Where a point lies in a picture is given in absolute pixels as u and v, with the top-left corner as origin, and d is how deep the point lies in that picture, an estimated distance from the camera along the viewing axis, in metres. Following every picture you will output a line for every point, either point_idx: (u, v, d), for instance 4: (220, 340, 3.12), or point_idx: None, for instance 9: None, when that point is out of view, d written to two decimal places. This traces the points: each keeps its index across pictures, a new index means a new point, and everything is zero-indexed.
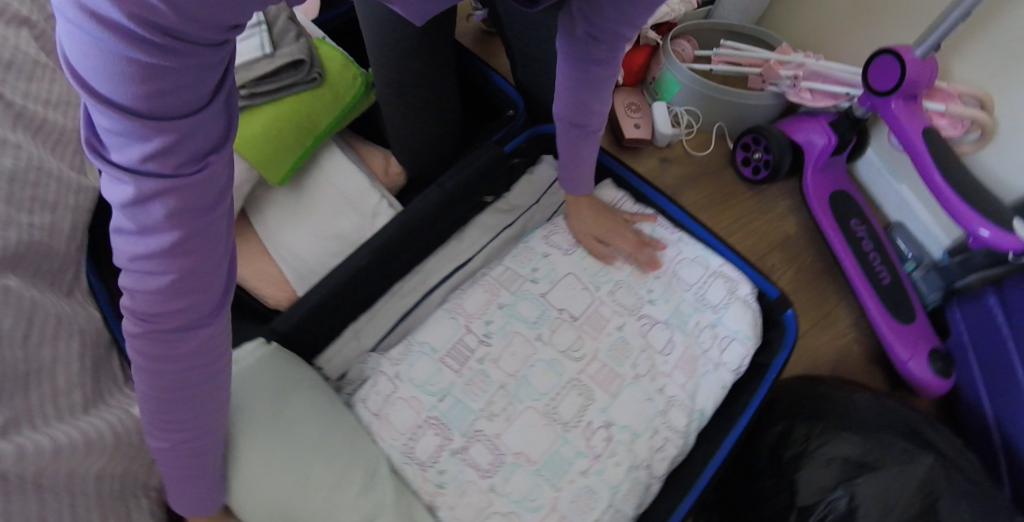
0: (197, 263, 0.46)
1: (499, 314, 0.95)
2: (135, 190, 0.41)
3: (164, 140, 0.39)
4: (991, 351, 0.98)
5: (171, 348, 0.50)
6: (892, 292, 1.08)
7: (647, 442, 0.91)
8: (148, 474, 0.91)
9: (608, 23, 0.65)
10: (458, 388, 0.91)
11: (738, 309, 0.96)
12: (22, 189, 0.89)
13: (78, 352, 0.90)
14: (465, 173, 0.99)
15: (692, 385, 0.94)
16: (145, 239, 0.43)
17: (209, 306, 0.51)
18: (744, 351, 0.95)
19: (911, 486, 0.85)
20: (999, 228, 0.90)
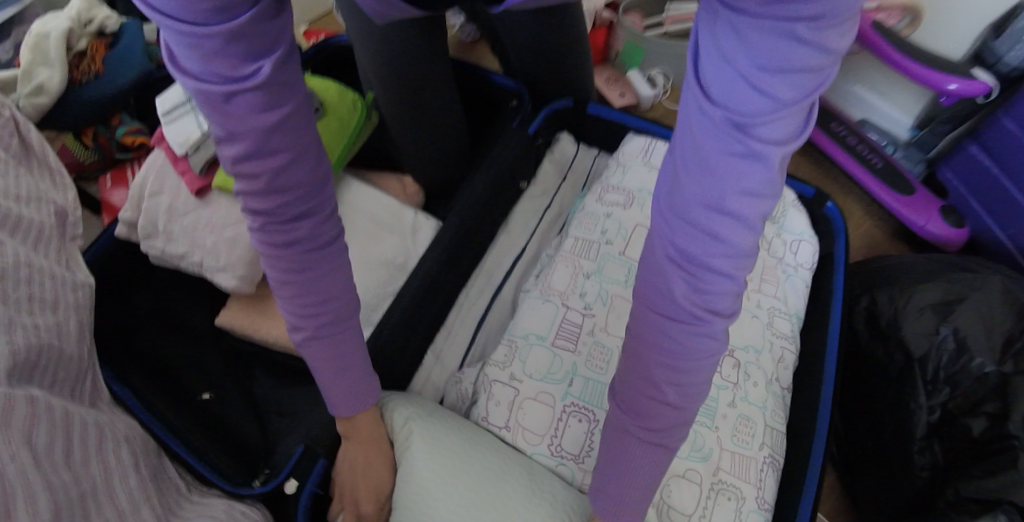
0: (294, 160, 0.53)
1: (589, 282, 0.91)
2: (229, 115, 0.48)
3: (226, 59, 0.45)
4: (986, 186, 1.10)
5: (295, 261, 0.58)
6: (891, 172, 1.17)
7: (770, 355, 0.89)
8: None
9: (696, 247, 0.42)
10: (582, 366, 0.84)
11: (794, 213, 1.01)
12: (18, 288, 0.75)
13: (132, 460, 0.73)
14: (503, 161, 0.98)
15: (781, 290, 0.95)
16: (245, 151, 0.50)
17: (323, 218, 0.58)
18: (814, 248, 0.98)
19: (1001, 305, 0.88)
20: (964, 79, 1.01)
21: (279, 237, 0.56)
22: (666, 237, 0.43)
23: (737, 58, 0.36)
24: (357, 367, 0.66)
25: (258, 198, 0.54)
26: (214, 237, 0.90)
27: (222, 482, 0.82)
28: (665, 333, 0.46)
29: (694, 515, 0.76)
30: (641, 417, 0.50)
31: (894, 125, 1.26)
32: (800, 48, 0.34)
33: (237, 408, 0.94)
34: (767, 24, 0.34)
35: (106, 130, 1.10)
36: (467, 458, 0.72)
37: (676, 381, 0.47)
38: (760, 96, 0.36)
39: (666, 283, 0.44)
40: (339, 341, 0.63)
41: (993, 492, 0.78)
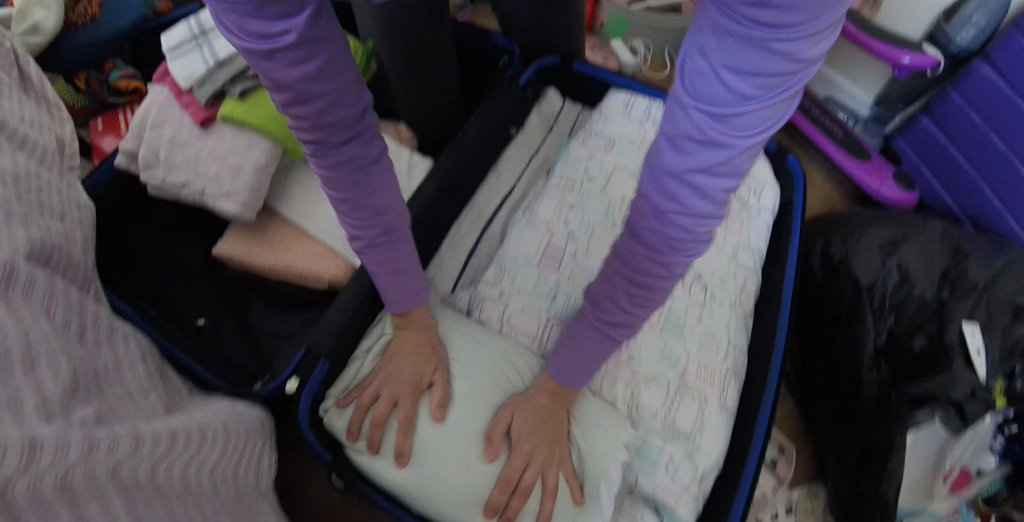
0: (337, 98, 0.56)
1: (572, 214, 0.98)
2: (272, 71, 0.51)
3: (261, 18, 0.47)
4: (934, 153, 1.21)
5: (352, 183, 0.63)
6: (848, 140, 1.27)
7: (735, 283, 0.97)
8: (257, 474, 0.77)
9: (658, 203, 0.48)
10: (565, 284, 0.91)
11: (758, 162, 1.10)
12: (29, 193, 0.78)
13: (140, 356, 0.77)
14: (495, 109, 1.05)
15: (745, 229, 1.04)
16: (292, 100, 0.54)
17: (365, 141, 0.61)
18: (775, 194, 1.08)
19: (938, 243, 1.00)
20: (916, 54, 1.13)
21: (333, 166, 0.61)
22: (645, 187, 0.49)
23: (715, 51, 0.38)
24: (410, 260, 0.73)
25: (310, 135, 0.58)
26: (217, 166, 0.95)
27: (226, 387, 0.85)
28: (625, 261, 0.54)
29: (661, 413, 0.84)
30: (599, 320, 0.61)
31: (854, 103, 1.37)
32: (768, 53, 0.36)
33: (232, 334, 0.96)
34: (743, 24, 0.36)
35: (99, 74, 1.13)
36: (484, 345, 0.82)
37: (627, 298, 0.57)
38: (728, 91, 0.39)
39: (641, 226, 0.51)
40: (396, 249, 0.71)
41: (931, 392, 0.91)
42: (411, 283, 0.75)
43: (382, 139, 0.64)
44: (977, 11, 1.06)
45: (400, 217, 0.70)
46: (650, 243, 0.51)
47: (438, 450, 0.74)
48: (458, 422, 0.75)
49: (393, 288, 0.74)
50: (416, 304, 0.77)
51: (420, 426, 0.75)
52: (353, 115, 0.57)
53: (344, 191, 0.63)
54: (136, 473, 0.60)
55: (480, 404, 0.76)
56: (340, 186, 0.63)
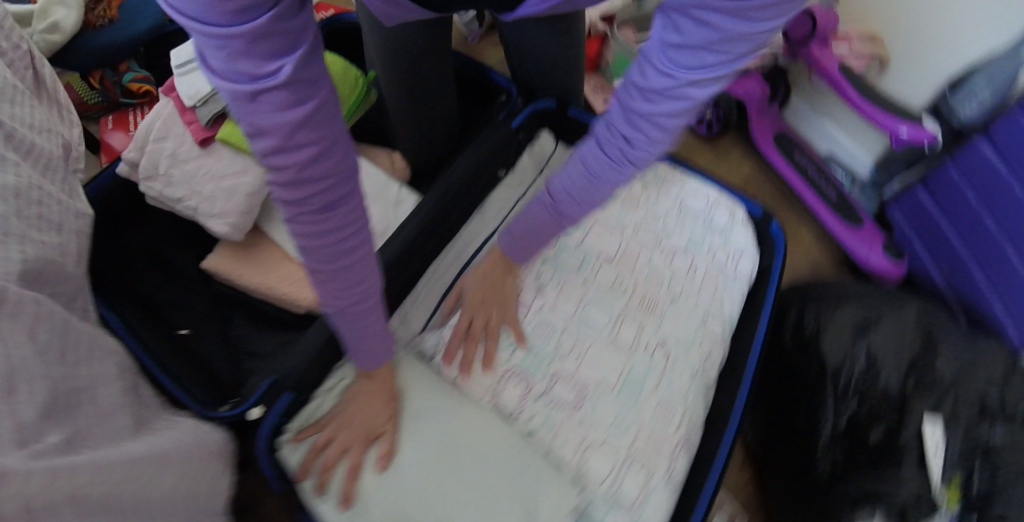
0: (321, 146, 0.56)
1: (547, 270, 1.01)
2: (256, 113, 0.51)
3: (256, 54, 0.47)
4: (927, 226, 1.20)
5: (325, 236, 0.63)
6: (844, 205, 1.26)
7: (698, 351, 0.99)
8: (213, 493, 0.82)
9: (626, 130, 0.65)
10: (528, 337, 0.95)
11: (741, 228, 1.12)
12: (29, 207, 0.82)
13: (116, 374, 0.81)
14: (483, 149, 1.07)
15: (720, 295, 1.05)
16: (274, 145, 0.53)
17: (343, 193, 0.61)
18: (753, 261, 1.10)
19: (910, 332, 1.00)
20: (913, 125, 1.11)
21: (308, 217, 0.60)
22: (623, 106, 0.65)
23: (697, 35, 0.54)
24: (375, 313, 0.76)
25: (287, 185, 0.57)
26: (212, 186, 0.98)
27: (194, 405, 0.89)
28: (578, 187, 0.75)
29: (607, 477, 0.87)
30: (543, 229, 0.85)
31: (855, 163, 1.35)
32: (735, 40, 0.54)
33: (212, 346, 1.00)
34: (719, 16, 0.52)
35: (113, 74, 1.17)
36: (439, 398, 0.87)
37: (574, 213, 0.79)
38: (699, 58, 0.56)
39: (596, 155, 0.71)
40: (360, 309, 0.73)
41: (877, 491, 0.89)
42: (376, 341, 0.79)
43: (357, 194, 0.64)
44: (984, 86, 1.02)
45: (367, 278, 0.71)
46: (594, 183, 0.74)
47: (382, 498, 0.81)
48: (403, 476, 0.82)
49: (361, 342, 0.77)
50: (376, 366, 0.81)
51: (365, 473, 0.82)
52: (333, 164, 0.57)
53: (318, 244, 0.63)
54: (100, 501, 0.64)
55: (426, 458, 0.83)
56: (313, 237, 0.62)
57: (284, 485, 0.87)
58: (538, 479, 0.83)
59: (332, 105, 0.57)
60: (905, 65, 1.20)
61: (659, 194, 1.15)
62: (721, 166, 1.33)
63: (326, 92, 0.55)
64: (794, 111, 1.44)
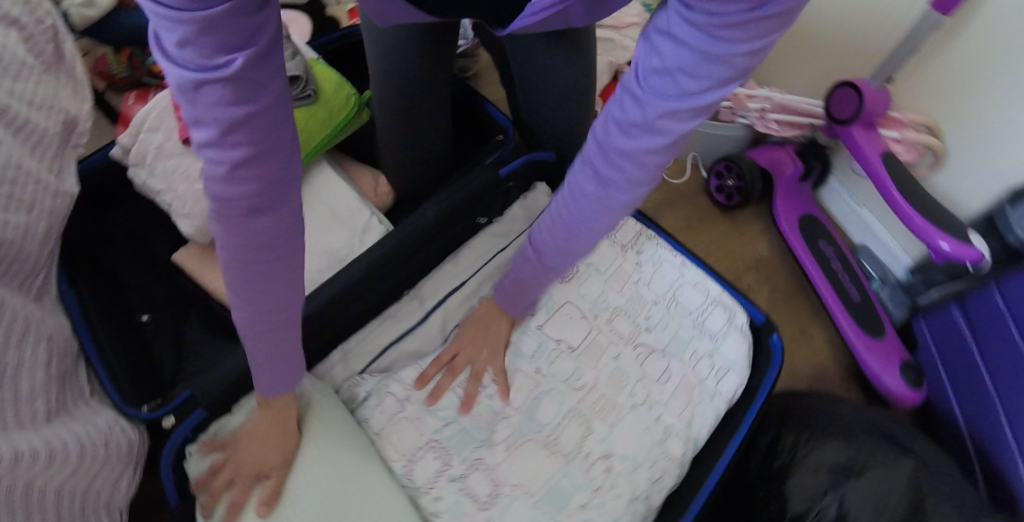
0: (262, 152, 0.49)
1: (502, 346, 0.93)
2: (199, 105, 0.44)
3: (209, 41, 0.40)
4: (955, 353, 1.05)
5: (258, 256, 0.55)
6: (863, 310, 1.14)
7: (647, 475, 0.87)
8: (111, 493, 0.82)
9: (605, 166, 0.57)
10: (464, 416, 0.88)
11: (735, 338, 0.98)
12: (1, 187, 0.83)
13: (44, 360, 0.81)
14: (458, 196, 0.99)
15: (689, 412, 0.92)
16: (213, 138, 0.46)
17: (282, 205, 0.54)
18: (740, 381, 0.95)
19: (899, 485, 0.86)
20: (957, 241, 0.99)
21: (240, 232, 0.53)
22: (601, 142, 0.57)
23: (674, 59, 0.47)
24: (296, 346, 0.68)
25: (224, 191, 0.50)
26: (187, 186, 0.99)
27: (115, 397, 0.88)
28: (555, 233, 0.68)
29: None
30: (527, 274, 0.78)
31: (890, 260, 1.21)
32: (719, 64, 0.46)
33: (163, 336, 1.02)
34: (699, 36, 0.45)
35: (142, 53, 1.19)
36: (329, 462, 0.81)
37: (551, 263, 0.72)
38: (678, 88, 0.48)
39: (575, 199, 0.63)
40: (286, 338, 0.65)
41: None
42: (293, 369, 0.70)
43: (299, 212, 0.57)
44: None
45: (292, 307, 0.63)
46: (565, 231, 0.67)
47: None
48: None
49: (275, 373, 0.68)
50: (279, 392, 0.71)
51: None
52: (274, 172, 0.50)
53: (248, 266, 0.56)
54: None
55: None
56: (244, 259, 0.55)
57: (181, 499, 0.84)
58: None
59: (286, 110, 0.50)
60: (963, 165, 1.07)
61: (656, 281, 1.03)
62: (735, 242, 1.21)
63: (282, 97, 0.49)
64: (831, 192, 1.28)
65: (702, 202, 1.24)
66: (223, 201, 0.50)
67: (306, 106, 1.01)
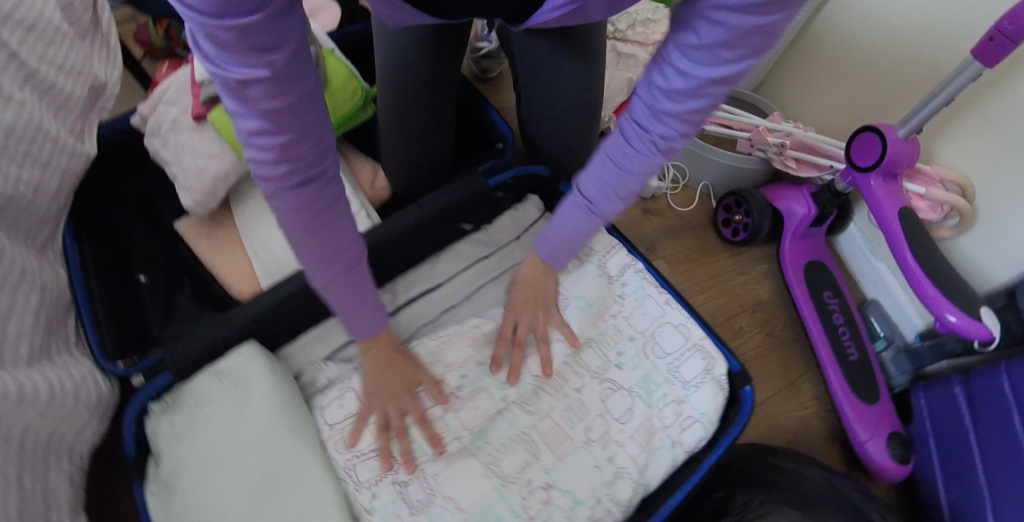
0: (297, 139, 0.55)
1: (473, 368, 0.90)
2: (241, 104, 0.51)
3: (246, 51, 0.46)
4: (950, 433, 0.98)
5: (313, 225, 0.63)
6: (857, 370, 1.08)
7: (584, 515, 0.85)
8: (76, 437, 0.87)
9: (647, 124, 0.65)
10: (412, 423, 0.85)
11: (709, 389, 0.93)
12: (17, 145, 0.89)
13: (36, 307, 0.87)
14: (444, 201, 0.97)
15: (644, 458, 0.89)
16: (258, 124, 0.52)
17: (317, 172, 0.60)
18: (705, 434, 0.91)
19: None
20: (966, 315, 0.92)
21: (294, 208, 0.61)
22: (642, 103, 0.65)
23: (712, 36, 0.54)
24: (369, 284, 0.74)
25: (279, 173, 0.57)
26: (192, 160, 1.04)
27: (98, 354, 0.93)
28: (602, 183, 0.72)
29: None
30: (566, 232, 0.80)
31: (901, 320, 1.14)
32: (757, 35, 0.53)
33: (155, 297, 1.08)
34: (736, 17, 0.51)
35: (179, 25, 1.23)
36: (266, 440, 0.83)
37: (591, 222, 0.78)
38: (716, 56, 0.55)
39: (619, 154, 0.69)
40: (354, 285, 0.72)
41: None
42: (365, 312, 0.76)
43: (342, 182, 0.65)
44: None
45: (356, 260, 0.70)
46: (609, 186, 0.72)
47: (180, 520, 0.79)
48: (206, 510, 0.79)
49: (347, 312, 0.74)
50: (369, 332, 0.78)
51: (176, 490, 0.81)
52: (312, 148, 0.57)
53: (306, 235, 0.63)
54: None
55: (234, 501, 0.80)
56: (305, 231, 0.63)
57: (138, 452, 0.87)
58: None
59: (315, 91, 0.55)
60: (993, 230, 1.00)
61: (636, 315, 0.99)
62: (736, 280, 1.16)
63: (309, 83, 0.54)
64: (848, 239, 1.21)
65: (708, 235, 1.19)
66: (276, 180, 0.58)
67: None
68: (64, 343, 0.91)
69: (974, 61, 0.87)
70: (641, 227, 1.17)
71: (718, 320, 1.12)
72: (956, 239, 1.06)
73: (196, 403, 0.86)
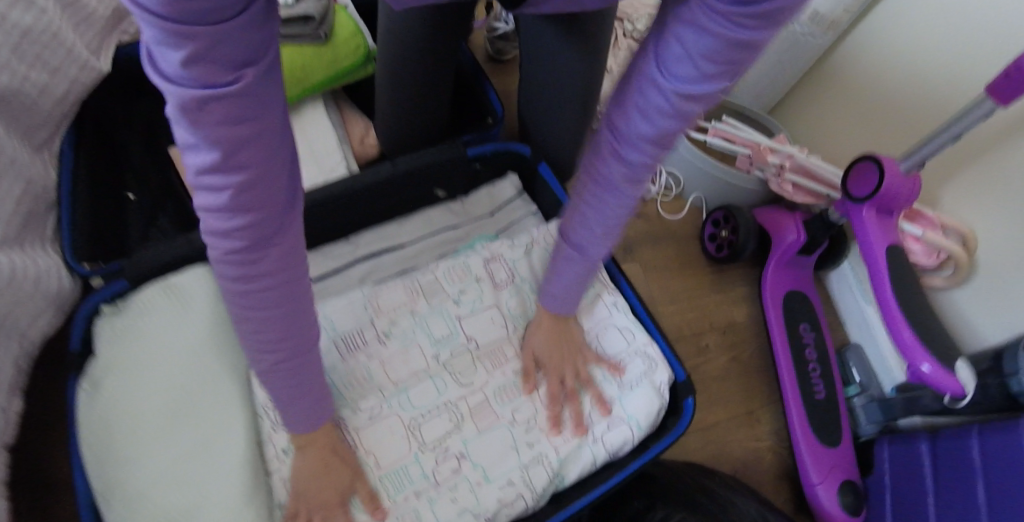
0: (256, 175, 0.46)
1: (408, 320, 0.94)
2: (195, 133, 0.41)
3: (203, 54, 0.36)
4: (909, 492, 0.93)
5: (254, 265, 0.53)
6: (822, 411, 1.02)
7: (493, 495, 0.83)
8: (29, 324, 0.87)
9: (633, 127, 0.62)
10: (337, 374, 0.87)
11: (645, 393, 0.91)
12: (32, 45, 0.91)
13: (17, 199, 0.89)
14: (419, 162, 0.96)
15: (569, 450, 0.87)
16: (214, 160, 0.43)
17: (275, 217, 0.51)
18: (629, 437, 0.88)
19: None
20: (940, 365, 0.86)
21: (237, 255, 0.51)
22: (635, 101, 0.61)
23: (695, 45, 0.52)
24: (315, 366, 0.68)
25: (230, 221, 0.48)
26: None
27: (68, 254, 0.96)
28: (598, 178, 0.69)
29: None
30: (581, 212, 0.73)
31: (883, 372, 1.07)
32: (741, 50, 0.51)
33: (138, 215, 1.12)
34: (720, 26, 0.49)
35: None
36: (194, 360, 0.87)
37: (605, 204, 0.70)
38: (699, 70, 0.53)
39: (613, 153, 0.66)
40: (301, 376, 0.66)
41: None
42: (311, 385, 0.69)
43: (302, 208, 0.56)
44: None
45: (305, 327, 0.63)
46: (609, 182, 0.68)
47: (95, 418, 0.81)
48: (124, 413, 0.82)
49: (288, 393, 0.67)
50: (314, 425, 0.73)
51: (103, 391, 0.83)
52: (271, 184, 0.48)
53: (245, 273, 0.53)
54: None
55: (148, 423, 0.82)
56: (251, 299, 0.55)
57: (84, 347, 0.88)
58: (212, 488, 0.78)
59: (282, 120, 0.47)
60: (989, 286, 0.94)
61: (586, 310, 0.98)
62: (712, 298, 1.12)
63: (277, 109, 0.46)
64: (840, 278, 1.15)
65: (692, 247, 1.15)
66: (223, 228, 0.49)
67: (314, 45, 1.03)
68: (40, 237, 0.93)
69: (987, 97, 0.81)
70: (623, 227, 1.14)
71: (683, 334, 1.08)
72: (950, 292, 1.00)
73: (138, 312, 0.89)
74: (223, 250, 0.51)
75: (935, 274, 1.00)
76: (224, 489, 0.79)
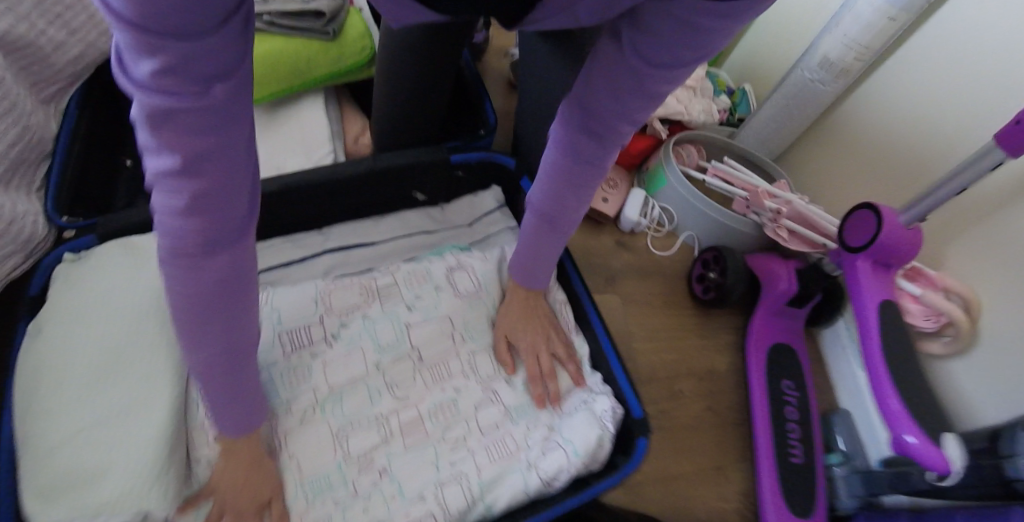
0: (218, 189, 0.44)
1: (358, 322, 0.89)
2: (154, 139, 0.40)
3: (164, 62, 0.35)
4: None
5: (199, 271, 0.48)
6: (799, 477, 0.93)
7: (403, 512, 0.77)
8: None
9: (604, 102, 0.58)
10: (278, 369, 0.82)
11: (584, 417, 0.86)
12: (54, 4, 0.93)
13: (11, 141, 0.87)
14: (403, 160, 0.95)
15: (492, 473, 0.82)
16: (174, 164, 0.41)
17: (229, 230, 0.47)
18: (565, 463, 0.81)
19: None
20: (926, 438, 0.77)
21: (190, 258, 0.47)
22: (605, 73, 0.56)
23: (668, 30, 0.48)
24: (254, 373, 0.61)
25: (184, 224, 0.44)
26: None
27: (50, 204, 0.94)
28: (572, 155, 0.65)
29: None
30: (555, 188, 0.70)
31: (871, 443, 0.98)
32: (709, 44, 0.49)
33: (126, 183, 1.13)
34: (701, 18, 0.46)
35: None
36: (137, 324, 0.84)
37: (578, 179, 0.67)
38: (673, 57, 0.50)
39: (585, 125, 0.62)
40: (237, 385, 0.59)
41: None
42: (248, 388, 0.61)
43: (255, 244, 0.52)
44: None
45: (243, 335, 0.56)
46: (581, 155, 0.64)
47: (29, 364, 0.79)
48: (55, 364, 0.79)
49: (224, 391, 0.59)
50: (243, 429, 0.64)
51: (40, 335, 0.81)
52: (232, 199, 0.45)
53: (186, 281, 0.48)
54: None
55: (75, 372, 0.79)
56: (192, 303, 0.50)
57: (40, 294, 0.88)
58: (127, 452, 0.74)
59: (250, 144, 0.45)
60: (988, 359, 0.87)
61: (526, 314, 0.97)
62: (692, 340, 1.06)
63: (246, 131, 0.44)
64: (834, 338, 1.09)
65: (679, 287, 1.10)
66: (177, 230, 0.45)
67: (321, 40, 1.04)
68: (26, 182, 0.91)
69: (996, 147, 0.76)
70: (608, 257, 1.09)
71: (656, 375, 1.01)
72: (946, 363, 0.93)
73: (97, 265, 0.88)
74: (171, 245, 0.46)
75: (933, 340, 0.93)
76: (140, 455, 0.74)
